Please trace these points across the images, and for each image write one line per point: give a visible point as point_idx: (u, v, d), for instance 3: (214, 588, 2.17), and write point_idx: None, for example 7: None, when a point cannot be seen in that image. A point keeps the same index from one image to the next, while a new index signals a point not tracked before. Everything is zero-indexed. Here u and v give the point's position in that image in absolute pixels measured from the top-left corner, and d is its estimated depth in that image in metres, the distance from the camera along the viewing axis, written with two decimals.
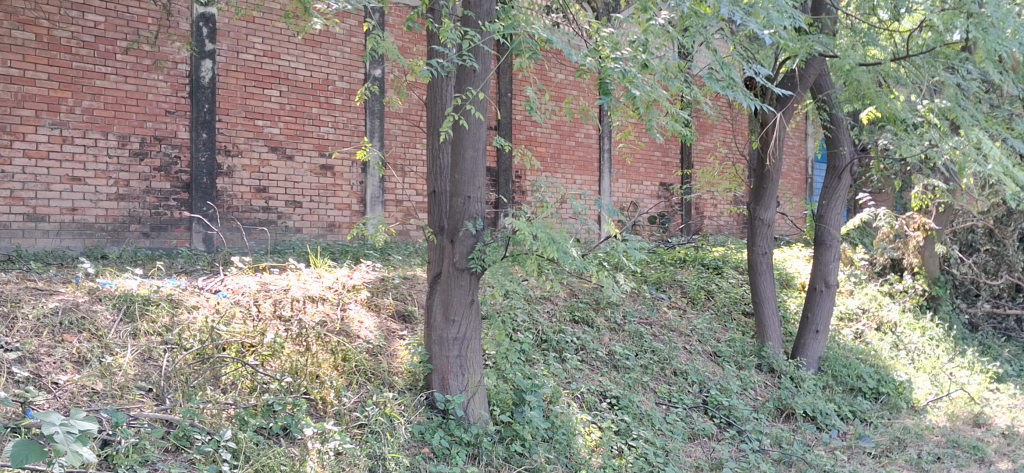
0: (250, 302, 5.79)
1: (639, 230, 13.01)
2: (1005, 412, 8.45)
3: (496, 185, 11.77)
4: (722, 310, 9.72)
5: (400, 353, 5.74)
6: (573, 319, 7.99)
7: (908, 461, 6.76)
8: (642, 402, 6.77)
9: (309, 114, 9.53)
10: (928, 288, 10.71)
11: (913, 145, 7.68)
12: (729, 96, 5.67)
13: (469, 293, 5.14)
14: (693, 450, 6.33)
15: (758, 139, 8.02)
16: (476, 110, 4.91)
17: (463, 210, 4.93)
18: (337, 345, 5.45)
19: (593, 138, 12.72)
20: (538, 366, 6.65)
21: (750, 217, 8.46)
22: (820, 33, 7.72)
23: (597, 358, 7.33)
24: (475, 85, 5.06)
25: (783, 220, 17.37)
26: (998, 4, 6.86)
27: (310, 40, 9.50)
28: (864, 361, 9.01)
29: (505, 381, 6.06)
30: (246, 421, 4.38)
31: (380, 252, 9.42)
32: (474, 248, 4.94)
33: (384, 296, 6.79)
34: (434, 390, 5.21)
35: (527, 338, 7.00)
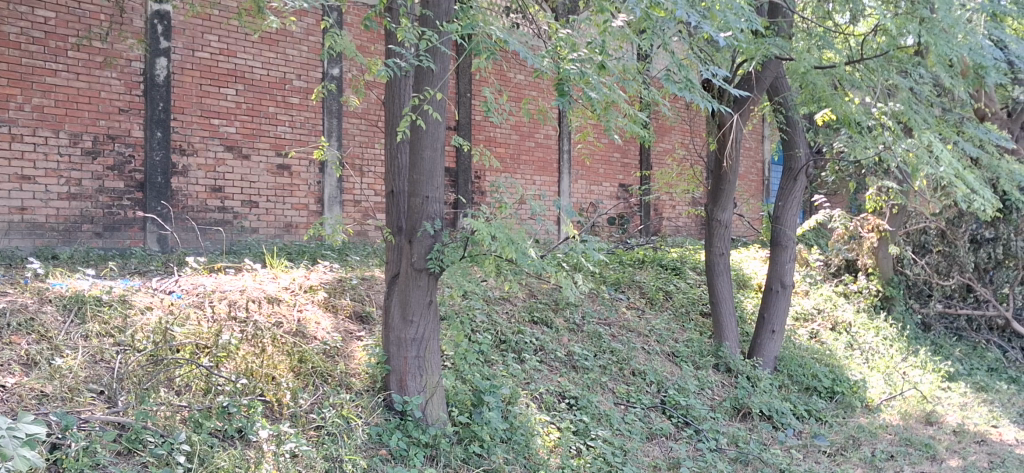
0: (205, 302, 5.69)
1: (598, 231, 13.04)
2: (956, 410, 8.59)
3: (455, 186, 11.76)
4: (680, 310, 9.78)
5: (357, 354, 5.70)
6: (532, 320, 7.98)
7: (863, 459, 6.85)
8: (601, 402, 6.78)
9: (265, 113, 9.42)
10: (882, 288, 10.88)
11: (868, 148, 7.79)
12: (686, 97, 5.69)
13: (427, 293, 5.09)
14: (651, 450, 6.34)
15: (715, 141, 8.07)
16: (434, 110, 4.87)
17: (422, 210, 4.89)
18: (294, 347, 5.39)
19: (552, 140, 12.73)
20: (497, 366, 6.61)
21: (707, 218, 8.50)
22: (776, 36, 7.80)
23: (556, 359, 7.32)
24: (433, 85, 5.02)
25: (740, 221, 17.53)
26: (949, 10, 6.99)
27: (267, 39, 9.38)
28: (819, 360, 9.11)
29: (464, 382, 6.03)
30: (201, 424, 4.32)
31: (337, 252, 9.36)
32: (433, 248, 4.90)
33: (342, 297, 6.73)
34: (392, 391, 5.16)
35: (486, 339, 6.98)
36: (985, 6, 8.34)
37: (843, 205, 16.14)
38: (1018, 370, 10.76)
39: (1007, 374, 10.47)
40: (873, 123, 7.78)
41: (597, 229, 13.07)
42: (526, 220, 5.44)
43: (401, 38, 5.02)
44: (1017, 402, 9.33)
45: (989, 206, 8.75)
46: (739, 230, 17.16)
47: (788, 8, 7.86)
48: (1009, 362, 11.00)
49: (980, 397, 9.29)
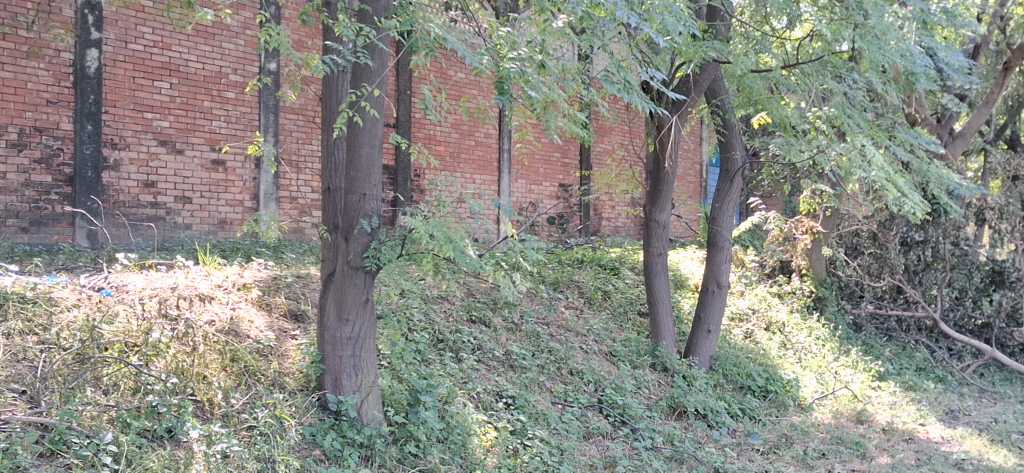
0: (135, 300, 5.51)
1: (537, 231, 13.04)
2: (886, 409, 8.78)
3: (394, 184, 11.66)
4: (619, 309, 9.81)
5: (292, 353, 5.58)
6: (470, 319, 7.92)
7: (795, 457, 6.94)
8: (538, 401, 6.74)
9: (200, 107, 9.21)
10: (815, 289, 11.17)
11: (802, 151, 7.80)
12: (625, 99, 5.69)
13: (363, 292, 5.00)
14: (588, 449, 6.33)
15: (654, 142, 8.10)
16: (372, 107, 4.79)
17: (359, 208, 4.80)
18: (225, 345, 5.24)
19: (492, 138, 12.69)
20: (434, 366, 6.53)
21: (646, 218, 8.51)
22: (714, 39, 7.88)
23: (493, 358, 7.26)
24: (370, 82, 4.94)
25: (678, 222, 17.67)
26: (882, 16, 7.12)
27: (202, 32, 9.19)
28: (754, 359, 9.21)
29: (400, 381, 5.95)
30: (129, 423, 4.18)
31: (272, 249, 9.19)
32: (369, 246, 4.81)
33: (277, 295, 6.61)
34: (327, 390, 5.07)
35: (423, 337, 6.91)
36: (916, 14, 8.53)
37: (779, 207, 16.39)
38: (945, 370, 10.99)
39: (935, 374, 10.69)
40: (807, 126, 7.89)
41: (537, 229, 13.07)
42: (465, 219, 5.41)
43: (339, 34, 4.95)
44: (944, 401, 9.55)
45: (919, 209, 8.93)
46: (677, 231, 17.29)
47: (727, 12, 7.94)
48: (936, 363, 11.14)
49: (909, 396, 9.49)
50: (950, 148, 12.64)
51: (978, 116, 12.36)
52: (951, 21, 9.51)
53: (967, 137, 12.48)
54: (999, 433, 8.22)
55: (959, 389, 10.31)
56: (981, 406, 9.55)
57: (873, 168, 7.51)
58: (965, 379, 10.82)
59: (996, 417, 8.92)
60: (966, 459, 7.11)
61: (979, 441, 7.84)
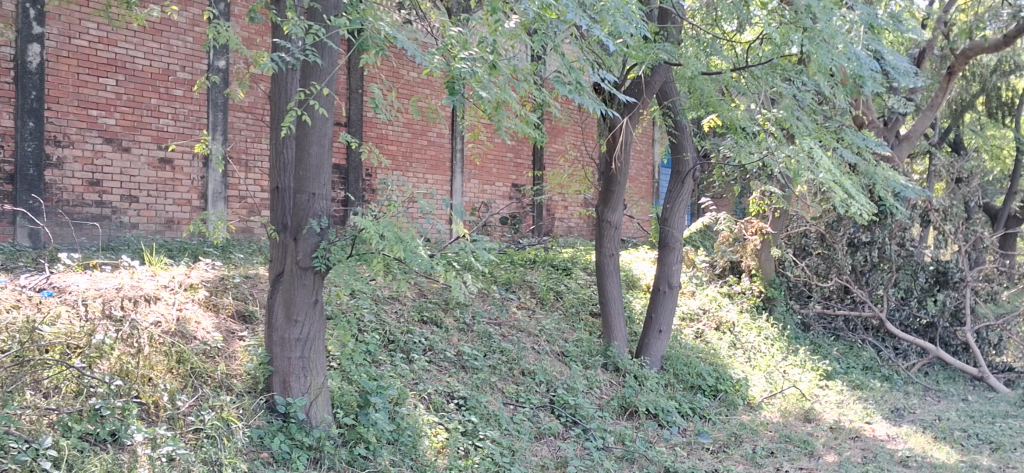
0: (78, 300, 5.33)
1: (490, 231, 13.00)
2: (833, 408, 8.91)
3: (345, 183, 11.55)
4: (570, 310, 9.82)
5: (240, 354, 5.48)
6: (421, 320, 7.87)
7: (744, 456, 6.99)
8: (490, 402, 6.71)
9: (147, 104, 9.05)
10: (764, 289, 11.38)
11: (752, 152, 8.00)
12: (576, 100, 5.68)
13: (312, 293, 4.92)
14: (539, 450, 6.32)
15: (606, 143, 8.11)
16: (321, 106, 4.72)
17: (308, 207, 4.73)
18: (171, 346, 5.08)
19: (444, 138, 12.64)
20: (384, 367, 6.47)
21: (598, 219, 8.51)
22: (665, 41, 7.93)
23: (445, 359, 7.22)
24: (319, 81, 4.88)
25: (631, 223, 17.74)
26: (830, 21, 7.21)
27: (150, 28, 9.03)
28: (704, 359, 9.27)
29: (350, 383, 5.88)
30: (70, 427, 4.07)
31: (220, 249, 9.04)
32: (319, 246, 4.75)
33: (224, 296, 6.50)
34: (275, 392, 4.98)
35: (374, 339, 6.84)
36: (863, 18, 8.65)
37: (730, 208, 16.55)
38: (892, 369, 11.10)
39: (882, 373, 10.83)
40: (757, 128, 8.08)
41: (489, 229, 13.03)
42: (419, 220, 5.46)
43: (286, 32, 4.87)
44: (890, 399, 9.70)
45: (866, 211, 9.05)
46: (629, 231, 17.33)
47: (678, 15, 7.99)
48: (882, 362, 11.26)
49: (856, 394, 9.63)
50: (897, 151, 12.84)
51: (923, 120, 12.59)
52: (897, 25, 9.66)
53: (913, 140, 12.68)
54: (943, 431, 8.30)
55: (905, 388, 10.47)
56: (925, 404, 9.71)
57: (820, 170, 7.60)
58: (910, 378, 10.94)
59: (940, 415, 9.06)
60: (910, 456, 7.20)
61: (923, 438, 7.94)
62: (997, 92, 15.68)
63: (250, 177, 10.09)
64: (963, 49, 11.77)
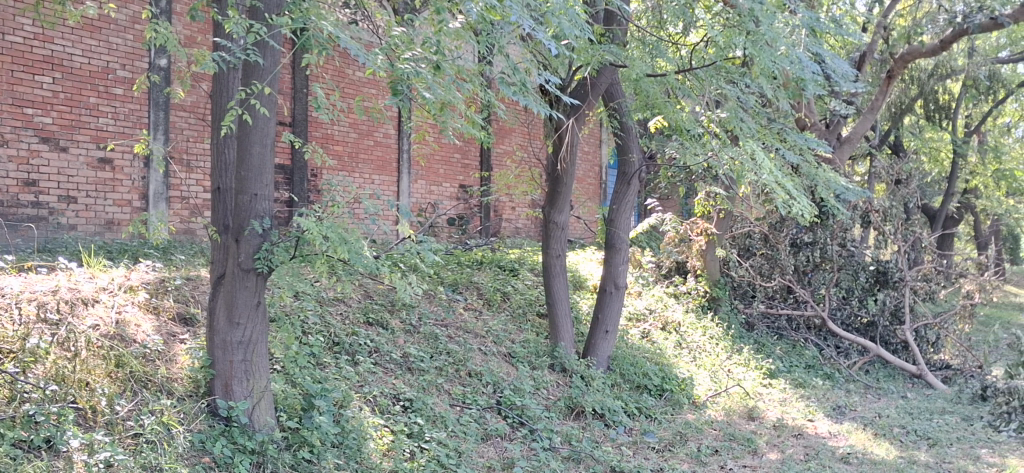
0: (12, 303, 5.00)
1: (437, 232, 12.98)
2: (776, 406, 9.05)
3: (290, 184, 11.43)
4: (517, 311, 9.82)
5: (181, 358, 5.32)
6: (367, 321, 7.82)
7: (689, 454, 7.06)
8: (436, 404, 6.67)
9: (86, 103, 8.86)
10: (709, 289, 11.52)
11: (697, 155, 8.32)
12: (521, 101, 5.67)
13: (254, 295, 4.84)
14: (486, 451, 6.30)
15: (553, 143, 8.10)
16: (264, 105, 4.65)
17: (250, 209, 4.66)
18: (109, 350, 4.91)
19: (391, 138, 12.56)
20: (329, 369, 6.41)
21: (544, 220, 8.49)
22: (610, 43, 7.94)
23: (391, 360, 7.17)
24: (261, 80, 4.81)
25: (578, 223, 17.81)
26: (772, 24, 7.30)
27: (87, 25, 8.83)
28: (651, 359, 9.35)
29: (294, 386, 5.82)
30: (3, 434, 3.91)
31: (161, 251, 8.87)
32: (261, 248, 4.68)
33: (164, 298, 6.37)
34: (217, 396, 4.90)
35: (318, 341, 6.76)
36: (805, 22, 8.77)
37: (676, 209, 16.71)
38: (833, 367, 11.26)
39: (824, 371, 11.01)
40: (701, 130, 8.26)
41: (436, 230, 12.98)
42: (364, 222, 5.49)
43: (227, 31, 4.80)
44: (832, 397, 9.85)
45: (808, 211, 9.18)
46: (577, 232, 17.37)
47: (624, 17, 8.00)
48: (824, 361, 11.41)
49: (799, 392, 9.78)
50: (838, 153, 12.96)
51: (864, 122, 12.72)
52: (838, 29, 9.81)
53: (853, 142, 12.80)
54: (882, 427, 8.39)
55: (846, 386, 10.63)
56: (865, 402, 9.88)
57: (763, 172, 7.70)
58: (851, 376, 11.10)
59: (880, 412, 9.21)
60: (851, 453, 7.31)
61: (864, 434, 8.04)
62: (935, 95, 16.02)
63: (193, 177, 9.93)
64: (902, 53, 12.00)
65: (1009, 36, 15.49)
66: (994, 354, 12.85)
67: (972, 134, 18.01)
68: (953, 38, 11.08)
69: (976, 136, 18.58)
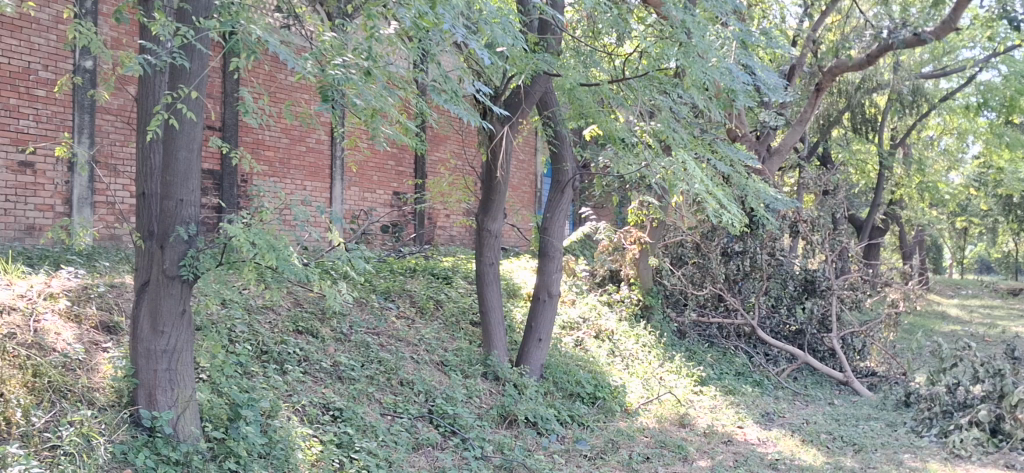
0: None
1: (370, 240, 12.86)
2: (706, 413, 9.14)
3: (219, 189, 11.21)
4: (451, 319, 9.74)
5: (103, 367, 5.11)
6: (296, 330, 7.71)
7: (621, 462, 7.06)
8: (367, 413, 6.55)
9: (6, 105, 8.58)
10: (643, 298, 11.60)
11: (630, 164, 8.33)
12: (453, 110, 5.58)
13: (179, 302, 4.67)
14: (417, 460, 6.17)
15: (487, 151, 8.04)
16: (190, 110, 4.52)
17: (175, 214, 4.51)
18: (25, 359, 4.72)
19: (324, 144, 12.40)
20: (257, 379, 6.28)
21: (478, 228, 8.41)
22: (545, 52, 7.92)
23: (321, 369, 7.06)
24: (188, 84, 4.65)
25: (513, 231, 17.80)
26: (704, 36, 7.38)
27: (8, 24, 8.55)
28: (584, 367, 9.37)
29: (220, 396, 5.66)
30: None
31: (84, 257, 8.60)
32: (186, 254, 4.53)
33: (87, 306, 6.17)
34: (139, 406, 4.69)
35: (246, 349, 6.63)
36: (736, 34, 8.88)
37: (610, 218, 16.80)
38: (762, 374, 11.40)
39: (753, 378, 11.13)
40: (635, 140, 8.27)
41: (369, 237, 12.85)
42: (293, 230, 5.43)
43: (152, 33, 4.66)
44: (761, 404, 9.97)
45: (738, 221, 9.26)
46: (511, 240, 17.33)
47: (559, 26, 7.97)
48: (754, 368, 11.55)
49: (729, 399, 9.88)
50: (767, 164, 13.26)
51: (793, 134, 13.05)
52: (769, 42, 9.96)
53: (783, 154, 13.10)
54: (810, 434, 8.49)
55: (775, 392, 10.78)
56: (794, 408, 10.03)
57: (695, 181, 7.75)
58: (780, 383, 11.25)
59: (807, 418, 9.34)
60: (779, 459, 7.38)
61: (792, 441, 8.14)
62: (862, 108, 16.40)
63: (119, 182, 9.67)
64: (830, 67, 12.24)
65: (933, 51, 15.93)
66: (918, 361, 13.10)
67: (897, 146, 18.40)
68: (879, 53, 11.33)
69: (901, 148, 19.00)
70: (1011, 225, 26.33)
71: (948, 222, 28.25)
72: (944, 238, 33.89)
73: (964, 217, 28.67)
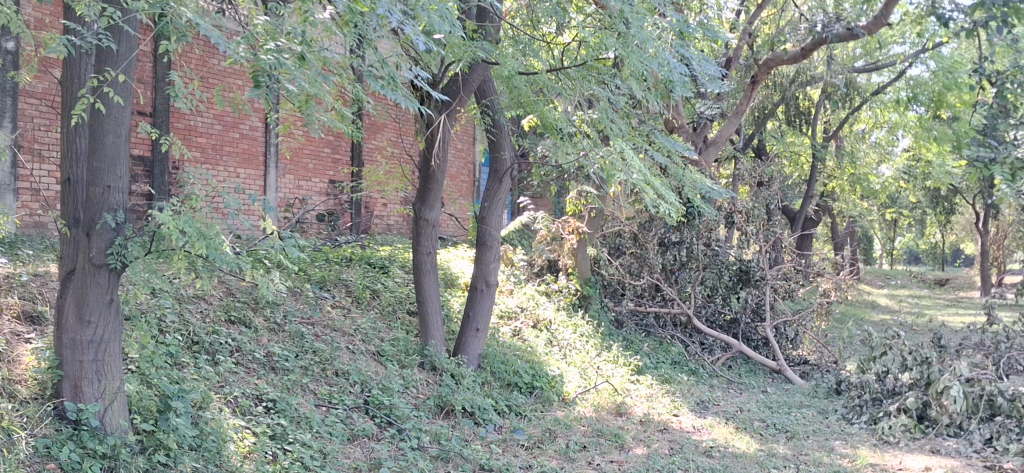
0: None
1: (305, 229, 12.63)
2: (643, 401, 9.15)
3: (150, 177, 10.88)
4: (387, 309, 9.59)
5: (25, 359, 4.88)
6: (228, 320, 7.51)
7: (558, 451, 7.00)
8: (301, 404, 6.40)
9: None
10: (580, 287, 11.59)
11: (568, 154, 8.22)
12: (389, 97, 5.33)
13: (106, 291, 4.45)
14: (352, 452, 6.03)
15: (423, 140, 7.90)
16: (117, 94, 4.30)
17: (101, 201, 4.30)
18: None
19: (258, 131, 12.10)
20: (187, 369, 6.09)
21: (414, 217, 8.26)
22: (484, 40, 7.77)
23: (253, 360, 6.88)
24: (115, 67, 4.41)
25: (451, 219, 17.64)
26: (642, 26, 7.28)
27: None
28: (521, 357, 9.30)
29: (150, 387, 5.46)
30: None
31: (6, 246, 8.27)
32: (114, 242, 4.32)
33: (8, 296, 5.92)
34: (64, 399, 4.43)
35: (176, 340, 6.42)
36: (675, 25, 8.80)
37: (548, 208, 16.77)
38: (697, 363, 11.47)
39: (689, 367, 11.19)
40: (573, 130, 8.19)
41: (304, 226, 12.61)
42: (220, 218, 5.25)
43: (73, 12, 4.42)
44: (696, 392, 10.02)
45: (675, 212, 9.25)
46: (449, 229, 17.21)
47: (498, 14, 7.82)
48: (689, 356, 11.61)
49: (665, 388, 9.92)
50: (704, 155, 13.29)
51: (729, 125, 13.09)
52: (707, 33, 9.93)
53: (719, 145, 13.10)
54: (743, 422, 8.55)
55: (710, 381, 10.85)
56: (728, 396, 10.10)
57: (634, 171, 7.67)
58: (715, 371, 11.33)
59: (741, 406, 9.42)
60: (714, 446, 7.40)
61: (726, 428, 8.19)
62: (796, 102, 16.60)
63: (44, 168, 9.33)
64: (766, 59, 12.29)
65: (865, 46, 16.16)
66: (848, 349, 13.32)
67: (830, 139, 18.66)
68: (814, 46, 11.41)
69: (834, 140, 19.31)
70: (938, 215, 26.97)
71: (878, 214, 28.85)
72: (873, 229, 34.68)
73: (894, 209, 29.33)
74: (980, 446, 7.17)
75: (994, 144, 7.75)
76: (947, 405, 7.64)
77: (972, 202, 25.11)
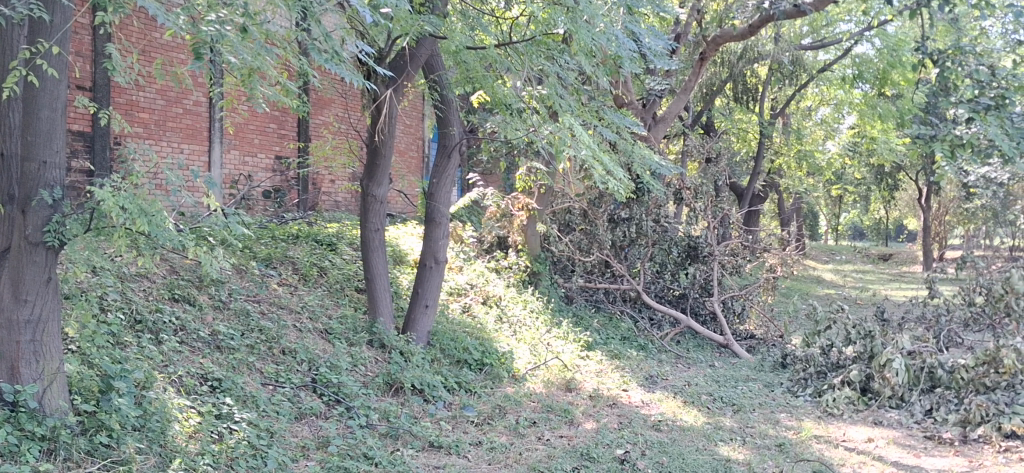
0: None
1: (250, 206, 12.37)
2: (592, 377, 9.14)
3: (90, 152, 10.58)
4: (335, 286, 9.44)
5: None
6: (172, 298, 7.32)
7: (507, 427, 6.95)
8: (246, 383, 6.26)
9: None
10: (530, 264, 11.62)
11: (518, 129, 8.10)
12: (334, 71, 5.13)
13: (43, 270, 4.25)
14: (299, 430, 5.91)
15: (370, 115, 7.74)
16: (52, 66, 4.07)
17: (37, 177, 4.08)
18: None
19: (201, 106, 11.82)
20: (129, 349, 5.91)
21: (362, 194, 8.10)
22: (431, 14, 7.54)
23: (198, 339, 6.71)
24: (49, 38, 4.14)
25: (399, 196, 17.44)
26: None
27: None
28: (471, 334, 9.24)
29: (90, 367, 5.28)
30: None
31: None
32: (51, 219, 4.13)
33: None
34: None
35: (117, 319, 6.24)
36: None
37: (498, 184, 16.66)
38: (647, 339, 11.49)
39: (638, 342, 11.21)
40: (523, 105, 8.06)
41: (249, 203, 12.35)
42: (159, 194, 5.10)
43: None
44: (645, 367, 10.04)
45: (624, 188, 9.21)
46: (398, 206, 17.01)
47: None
48: (639, 332, 11.63)
49: (615, 363, 9.93)
50: (653, 131, 13.26)
51: (678, 102, 13.08)
52: (656, 9, 9.84)
53: (667, 121, 13.10)
54: (691, 395, 8.58)
55: (659, 356, 10.87)
56: (676, 371, 10.14)
57: (583, 148, 7.58)
58: (664, 346, 11.36)
59: (689, 381, 9.47)
60: (662, 421, 7.40)
61: (674, 402, 8.22)
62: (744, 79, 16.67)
63: None
64: (714, 36, 12.26)
65: (812, 23, 16.25)
66: (795, 324, 13.46)
67: (777, 116, 18.80)
68: (762, 23, 11.40)
69: (781, 117, 19.46)
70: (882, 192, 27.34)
71: (824, 190, 29.18)
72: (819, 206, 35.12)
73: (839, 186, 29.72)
74: (921, 417, 7.25)
75: (936, 121, 7.82)
76: (889, 377, 7.69)
77: (915, 178, 25.50)
